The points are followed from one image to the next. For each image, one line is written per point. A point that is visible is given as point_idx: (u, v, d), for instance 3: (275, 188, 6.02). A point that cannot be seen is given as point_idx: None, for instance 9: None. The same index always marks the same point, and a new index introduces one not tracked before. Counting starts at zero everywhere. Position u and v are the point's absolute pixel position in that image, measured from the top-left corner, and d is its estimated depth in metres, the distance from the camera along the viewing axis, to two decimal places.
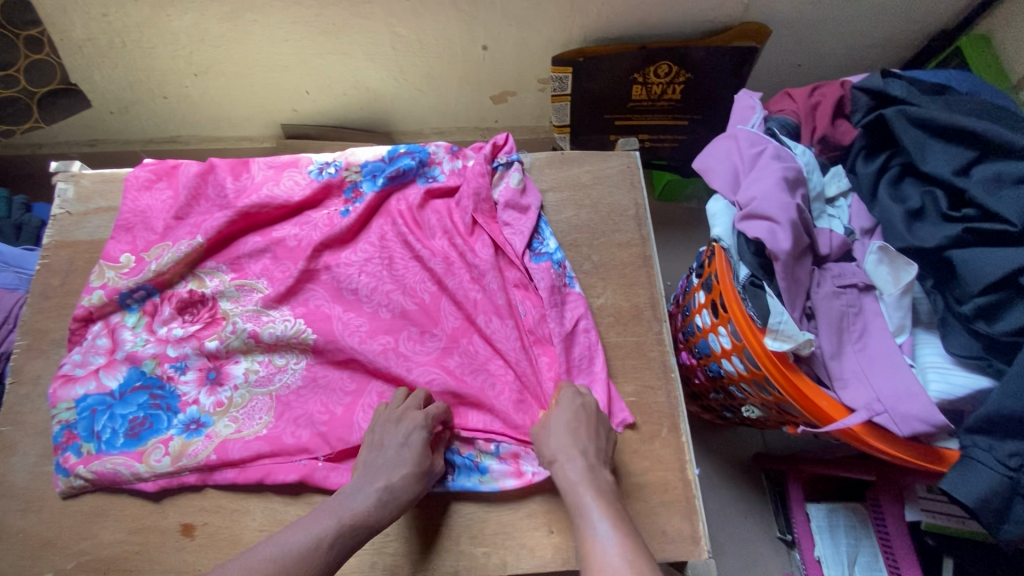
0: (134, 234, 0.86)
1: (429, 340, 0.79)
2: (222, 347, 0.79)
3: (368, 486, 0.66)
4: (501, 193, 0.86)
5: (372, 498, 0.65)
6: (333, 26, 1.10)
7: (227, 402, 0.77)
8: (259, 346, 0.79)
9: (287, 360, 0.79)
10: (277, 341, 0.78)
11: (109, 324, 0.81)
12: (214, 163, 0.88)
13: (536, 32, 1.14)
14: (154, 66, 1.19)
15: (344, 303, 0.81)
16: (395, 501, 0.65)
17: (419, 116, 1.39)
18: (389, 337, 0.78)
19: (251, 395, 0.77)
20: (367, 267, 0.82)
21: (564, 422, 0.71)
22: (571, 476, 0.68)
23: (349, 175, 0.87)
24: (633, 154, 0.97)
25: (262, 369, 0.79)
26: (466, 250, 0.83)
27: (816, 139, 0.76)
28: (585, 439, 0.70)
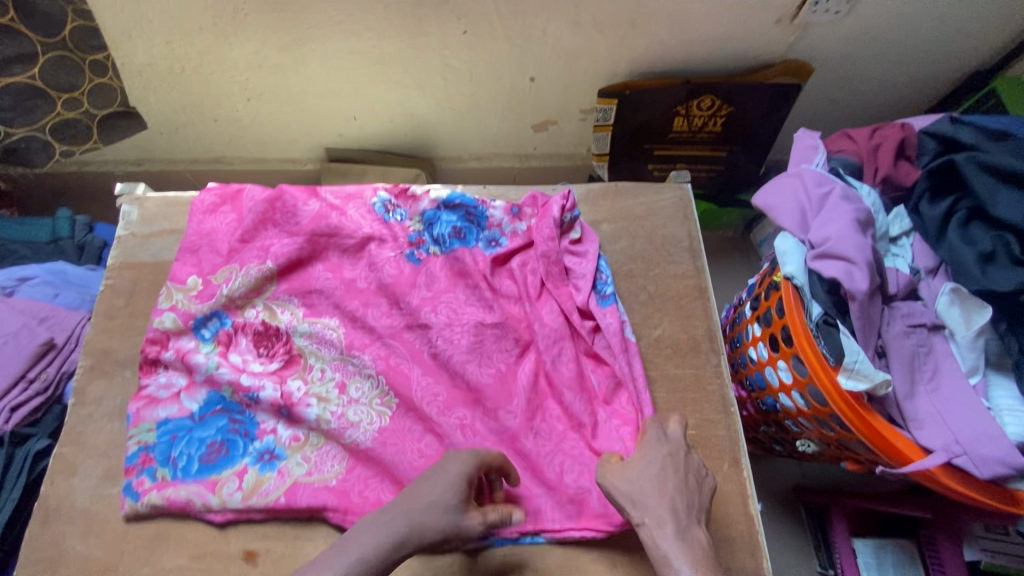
0: (200, 256, 0.88)
1: (506, 413, 0.79)
2: (303, 389, 0.80)
3: (387, 521, 0.61)
4: (575, 263, 0.88)
5: (382, 538, 0.59)
6: (388, 57, 1.13)
7: (304, 439, 0.78)
8: (341, 397, 0.80)
9: (361, 418, 0.78)
10: (355, 401, 0.79)
11: (182, 349, 0.81)
12: (281, 189, 0.90)
13: (584, 66, 1.17)
14: (208, 91, 1.22)
15: (423, 367, 0.82)
16: (417, 540, 0.61)
17: (460, 142, 1.42)
18: (465, 410, 0.79)
19: (326, 440, 0.77)
20: (445, 334, 0.84)
21: (655, 477, 0.67)
22: (665, 539, 0.62)
23: (413, 223, 0.91)
24: (685, 187, 0.98)
25: (334, 420, 0.78)
26: (540, 314, 0.84)
27: (878, 180, 0.76)
28: (678, 497, 0.66)
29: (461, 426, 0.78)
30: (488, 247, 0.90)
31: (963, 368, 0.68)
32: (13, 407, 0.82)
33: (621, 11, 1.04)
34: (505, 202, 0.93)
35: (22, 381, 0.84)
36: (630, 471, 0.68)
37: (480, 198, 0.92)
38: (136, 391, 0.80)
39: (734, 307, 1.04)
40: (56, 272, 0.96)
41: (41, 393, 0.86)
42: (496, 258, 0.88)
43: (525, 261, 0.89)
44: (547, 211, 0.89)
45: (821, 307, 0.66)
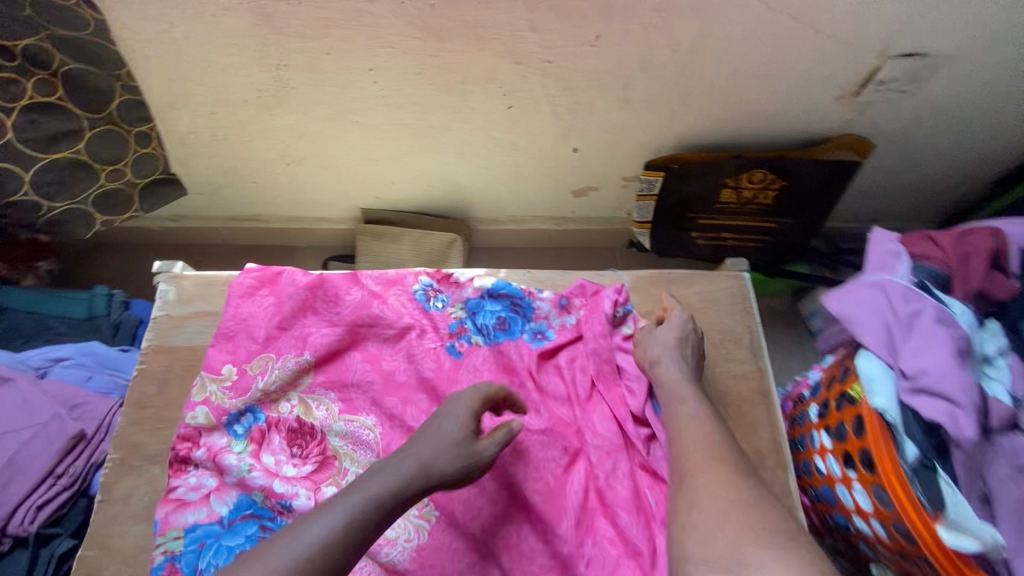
0: (236, 342, 0.85)
1: (555, 537, 0.72)
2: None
3: (396, 462, 0.66)
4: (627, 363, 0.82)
5: (396, 473, 0.65)
6: (430, 128, 1.11)
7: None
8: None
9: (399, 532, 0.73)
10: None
11: (213, 448, 0.78)
12: (326, 274, 0.89)
13: (630, 138, 1.14)
14: (249, 156, 1.21)
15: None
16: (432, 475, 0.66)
17: (498, 205, 1.39)
18: (511, 527, 0.74)
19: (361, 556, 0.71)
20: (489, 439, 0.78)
21: (658, 342, 0.79)
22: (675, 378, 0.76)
23: (455, 310, 0.88)
24: (742, 275, 0.93)
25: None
26: (591, 421, 0.79)
27: (971, 293, 0.70)
28: (673, 358, 0.77)
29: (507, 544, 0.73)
30: (534, 339, 0.86)
31: None
32: (41, 503, 0.89)
33: (673, 89, 1.01)
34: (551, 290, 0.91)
35: (51, 476, 0.91)
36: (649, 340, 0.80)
37: (527, 290, 0.89)
38: (164, 494, 0.76)
39: (791, 402, 0.97)
40: (88, 353, 1.06)
41: (69, 486, 0.91)
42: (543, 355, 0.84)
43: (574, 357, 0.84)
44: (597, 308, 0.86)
45: (919, 448, 0.59)
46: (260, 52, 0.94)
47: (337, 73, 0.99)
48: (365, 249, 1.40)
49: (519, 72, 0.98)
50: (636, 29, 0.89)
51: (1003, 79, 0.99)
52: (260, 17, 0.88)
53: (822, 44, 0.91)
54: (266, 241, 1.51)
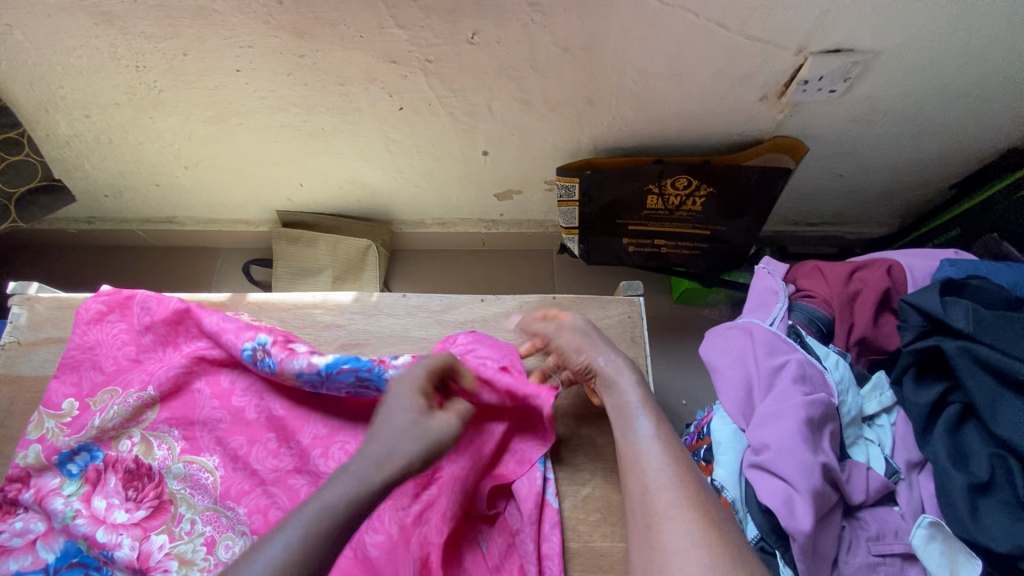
0: (80, 373, 0.79)
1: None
2: (165, 549, 0.70)
3: (362, 470, 0.55)
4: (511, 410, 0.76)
5: (355, 477, 0.54)
6: (322, 131, 1.03)
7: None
8: (207, 559, 0.69)
9: None
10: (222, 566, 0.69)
11: (42, 490, 0.73)
12: (179, 303, 0.81)
13: (541, 141, 1.04)
14: (143, 159, 1.14)
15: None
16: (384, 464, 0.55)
17: (420, 208, 1.31)
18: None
19: None
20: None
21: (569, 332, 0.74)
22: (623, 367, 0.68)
23: (287, 377, 0.74)
24: (637, 301, 0.84)
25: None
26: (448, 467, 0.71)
27: (852, 342, 0.61)
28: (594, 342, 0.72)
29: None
30: None
31: None
32: None
33: (574, 90, 0.91)
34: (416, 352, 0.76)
35: None
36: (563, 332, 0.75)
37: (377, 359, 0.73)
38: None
39: (693, 436, 0.90)
40: None
41: None
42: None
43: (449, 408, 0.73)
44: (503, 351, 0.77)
45: (758, 530, 0.52)
46: (112, 53, 0.87)
47: (202, 75, 0.90)
48: (282, 254, 1.34)
49: (399, 72, 0.88)
50: (515, 26, 0.79)
51: (948, 77, 0.87)
52: (100, 18, 0.80)
53: (730, 40, 0.80)
54: (188, 242, 1.46)
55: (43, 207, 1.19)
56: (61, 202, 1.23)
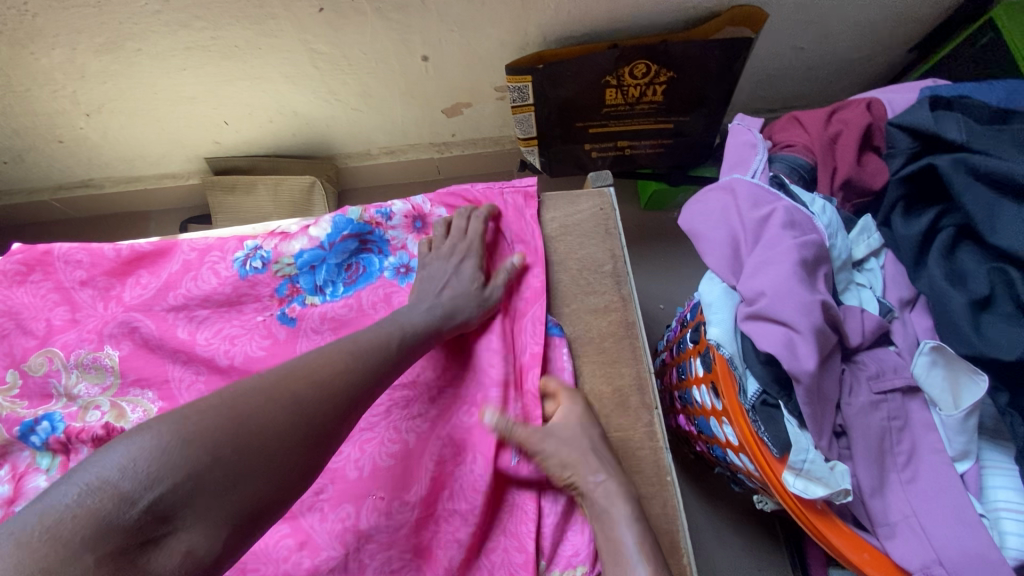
0: (9, 341, 0.70)
1: (401, 505, 0.63)
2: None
3: (429, 301, 0.66)
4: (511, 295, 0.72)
5: (432, 310, 0.65)
6: (236, 49, 0.91)
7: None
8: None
9: None
10: None
11: (15, 469, 0.66)
12: (124, 248, 0.73)
13: (485, 36, 0.94)
14: (35, 110, 1.00)
15: None
16: (452, 318, 0.65)
17: (363, 137, 1.20)
18: (352, 505, 0.64)
19: None
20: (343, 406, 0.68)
21: (566, 446, 0.62)
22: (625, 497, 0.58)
23: (281, 267, 0.73)
24: (607, 191, 0.78)
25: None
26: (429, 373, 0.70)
27: (837, 185, 0.58)
28: (596, 461, 0.61)
29: (341, 528, 0.63)
30: (400, 274, 0.74)
31: (948, 450, 0.50)
32: None
33: None
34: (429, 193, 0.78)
35: None
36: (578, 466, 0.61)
37: (373, 220, 0.75)
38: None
39: (679, 323, 0.89)
40: None
41: None
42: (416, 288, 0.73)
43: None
44: (516, 213, 0.76)
45: (758, 383, 0.51)
46: None
47: None
48: (219, 204, 1.23)
49: None
50: None
51: None
52: None
53: None
54: (114, 208, 1.32)
55: None
56: None
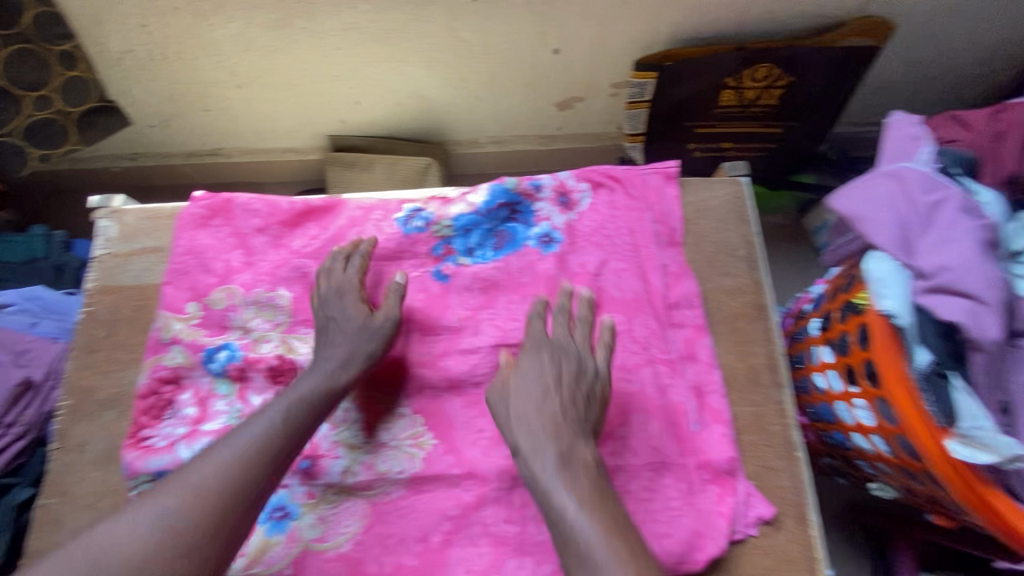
0: (192, 278, 0.78)
1: None
2: (330, 438, 0.70)
3: (320, 360, 0.68)
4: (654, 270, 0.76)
5: (325, 369, 0.67)
6: (389, 33, 0.99)
7: (320, 496, 0.69)
8: (369, 443, 0.70)
9: (391, 466, 0.69)
10: (385, 445, 0.70)
11: (199, 392, 0.73)
12: (298, 202, 0.81)
13: (618, 32, 1.00)
14: (194, 78, 1.09)
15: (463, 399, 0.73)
16: (352, 365, 0.68)
17: (475, 125, 1.27)
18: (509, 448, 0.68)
19: (347, 495, 0.69)
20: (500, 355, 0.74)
21: (521, 400, 0.64)
22: (517, 419, 0.63)
23: (440, 229, 0.79)
24: (742, 181, 0.83)
25: (363, 472, 0.69)
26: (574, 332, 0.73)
27: (1001, 179, 0.65)
28: (549, 416, 0.62)
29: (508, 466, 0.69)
30: (543, 244, 0.79)
31: None
32: None
33: None
34: (572, 171, 0.83)
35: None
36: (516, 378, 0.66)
37: (525, 191, 0.80)
38: (133, 437, 0.71)
39: (791, 316, 0.92)
40: (32, 297, 0.82)
41: (23, 437, 0.75)
42: (558, 258, 0.78)
43: (597, 231, 0.79)
44: (658, 191, 0.80)
45: (932, 356, 0.56)
46: None
47: None
48: (335, 180, 1.31)
49: None
50: None
51: None
52: None
53: None
54: (233, 178, 1.41)
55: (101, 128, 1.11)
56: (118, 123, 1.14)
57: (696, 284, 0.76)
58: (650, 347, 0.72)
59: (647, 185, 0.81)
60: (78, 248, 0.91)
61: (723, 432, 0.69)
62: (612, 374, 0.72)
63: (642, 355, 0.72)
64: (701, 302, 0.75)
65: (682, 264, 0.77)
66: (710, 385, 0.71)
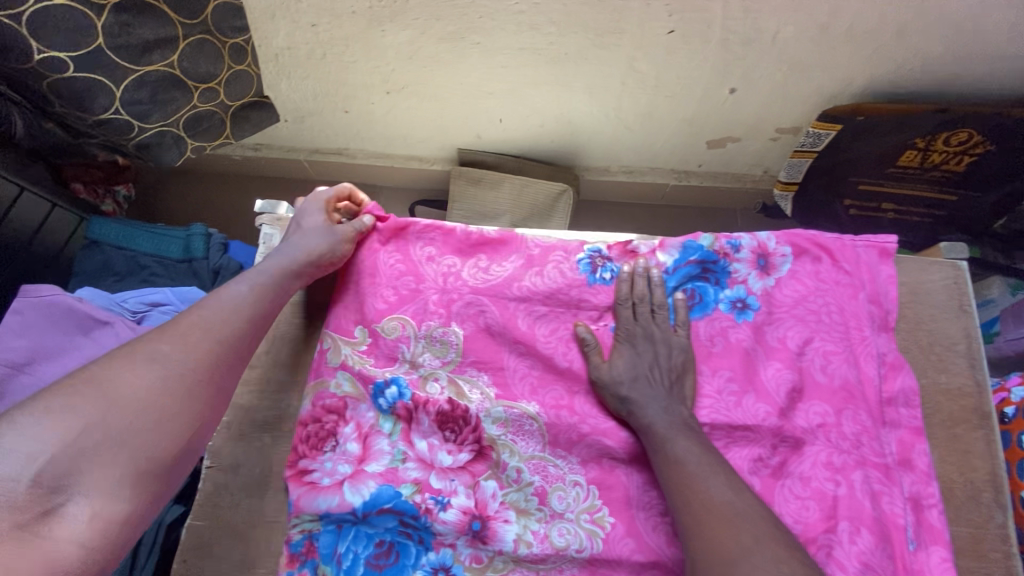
0: (362, 299, 0.73)
1: None
2: (498, 498, 0.66)
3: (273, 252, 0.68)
4: (870, 357, 0.69)
5: (289, 252, 0.68)
6: (563, 56, 0.93)
7: (487, 562, 0.64)
8: (543, 510, 0.66)
9: (567, 542, 0.64)
10: (560, 516, 0.65)
11: (361, 428, 0.69)
12: (474, 232, 0.76)
13: (808, 78, 0.93)
14: (345, 80, 1.04)
15: (645, 476, 0.66)
16: (302, 255, 0.68)
17: (614, 154, 1.21)
18: None
19: (515, 566, 0.64)
20: None
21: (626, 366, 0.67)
22: (637, 387, 0.65)
23: None
24: (961, 266, 0.74)
25: (536, 544, 0.64)
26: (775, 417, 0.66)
27: None
28: (649, 382, 0.66)
29: None
30: (735, 311, 0.72)
31: None
32: None
33: (889, 16, 0.80)
34: (774, 232, 0.76)
35: None
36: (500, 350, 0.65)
37: (720, 249, 0.75)
38: (295, 470, 0.67)
39: None
40: (189, 301, 0.80)
41: None
42: (754, 328, 0.71)
43: (800, 305, 0.72)
44: (870, 269, 0.73)
45: None
46: None
47: None
48: (459, 194, 1.26)
49: None
50: None
51: None
52: None
53: None
54: (350, 176, 1.39)
55: (253, 124, 1.06)
56: (267, 120, 1.09)
57: (911, 385, 0.68)
58: (861, 445, 0.65)
59: (861, 258, 0.73)
60: (234, 251, 0.89)
61: (943, 555, 0.61)
62: (816, 471, 0.64)
63: (851, 453, 0.65)
64: (918, 405, 0.68)
65: (895, 357, 0.69)
66: (929, 499, 0.64)
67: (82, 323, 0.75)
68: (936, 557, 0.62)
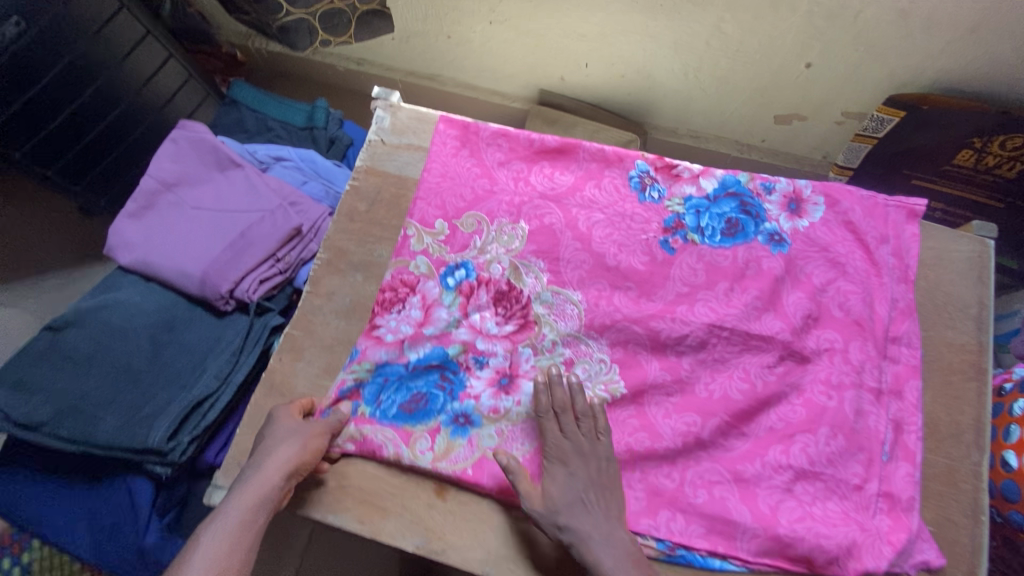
0: (443, 197, 0.86)
1: (751, 435, 0.73)
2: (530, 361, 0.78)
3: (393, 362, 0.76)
4: (884, 300, 0.77)
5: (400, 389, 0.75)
6: (659, 7, 1.02)
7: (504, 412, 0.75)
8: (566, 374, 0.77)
9: None
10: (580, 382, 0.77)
11: (426, 298, 0.81)
12: (538, 139, 0.88)
13: (882, 62, 1.00)
14: (456, 5, 1.16)
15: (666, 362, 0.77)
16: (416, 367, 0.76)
17: (683, 116, 1.31)
18: (699, 417, 0.74)
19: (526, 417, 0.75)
20: (713, 335, 0.77)
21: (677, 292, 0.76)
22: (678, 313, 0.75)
23: (672, 205, 0.84)
24: (988, 242, 0.82)
25: None
26: (789, 335, 0.76)
27: None
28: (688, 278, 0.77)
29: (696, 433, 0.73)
30: (772, 242, 0.81)
31: None
32: (261, 280, 0.84)
33: (969, 9, 0.86)
34: (811, 181, 0.84)
35: (271, 259, 0.85)
36: (556, 483, 0.68)
37: (755, 190, 0.84)
38: (368, 325, 0.80)
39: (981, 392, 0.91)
40: (307, 160, 0.98)
41: (281, 273, 0.87)
42: (786, 260, 0.80)
43: (829, 247, 0.80)
44: (896, 226, 0.81)
45: None
46: None
47: None
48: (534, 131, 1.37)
49: None
50: None
51: None
52: None
53: None
54: (435, 103, 1.52)
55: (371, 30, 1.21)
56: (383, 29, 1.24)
57: (915, 327, 0.77)
58: (861, 371, 0.74)
59: (890, 213, 0.82)
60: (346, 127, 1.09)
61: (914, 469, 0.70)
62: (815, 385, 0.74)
63: (851, 375, 0.74)
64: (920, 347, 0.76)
65: (907, 304, 0.78)
66: (910, 425, 0.73)
67: (221, 161, 0.90)
68: (906, 470, 0.71)
